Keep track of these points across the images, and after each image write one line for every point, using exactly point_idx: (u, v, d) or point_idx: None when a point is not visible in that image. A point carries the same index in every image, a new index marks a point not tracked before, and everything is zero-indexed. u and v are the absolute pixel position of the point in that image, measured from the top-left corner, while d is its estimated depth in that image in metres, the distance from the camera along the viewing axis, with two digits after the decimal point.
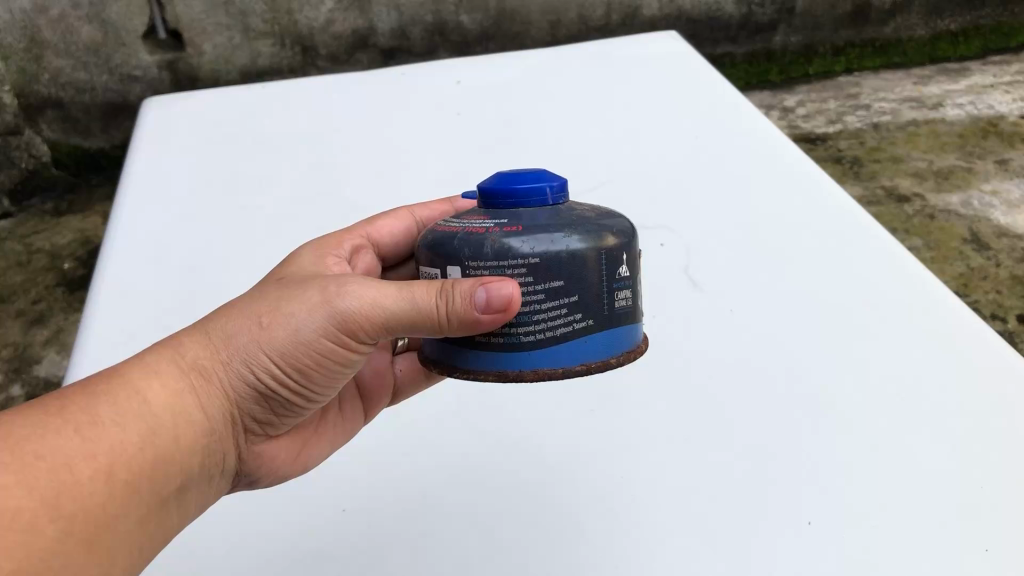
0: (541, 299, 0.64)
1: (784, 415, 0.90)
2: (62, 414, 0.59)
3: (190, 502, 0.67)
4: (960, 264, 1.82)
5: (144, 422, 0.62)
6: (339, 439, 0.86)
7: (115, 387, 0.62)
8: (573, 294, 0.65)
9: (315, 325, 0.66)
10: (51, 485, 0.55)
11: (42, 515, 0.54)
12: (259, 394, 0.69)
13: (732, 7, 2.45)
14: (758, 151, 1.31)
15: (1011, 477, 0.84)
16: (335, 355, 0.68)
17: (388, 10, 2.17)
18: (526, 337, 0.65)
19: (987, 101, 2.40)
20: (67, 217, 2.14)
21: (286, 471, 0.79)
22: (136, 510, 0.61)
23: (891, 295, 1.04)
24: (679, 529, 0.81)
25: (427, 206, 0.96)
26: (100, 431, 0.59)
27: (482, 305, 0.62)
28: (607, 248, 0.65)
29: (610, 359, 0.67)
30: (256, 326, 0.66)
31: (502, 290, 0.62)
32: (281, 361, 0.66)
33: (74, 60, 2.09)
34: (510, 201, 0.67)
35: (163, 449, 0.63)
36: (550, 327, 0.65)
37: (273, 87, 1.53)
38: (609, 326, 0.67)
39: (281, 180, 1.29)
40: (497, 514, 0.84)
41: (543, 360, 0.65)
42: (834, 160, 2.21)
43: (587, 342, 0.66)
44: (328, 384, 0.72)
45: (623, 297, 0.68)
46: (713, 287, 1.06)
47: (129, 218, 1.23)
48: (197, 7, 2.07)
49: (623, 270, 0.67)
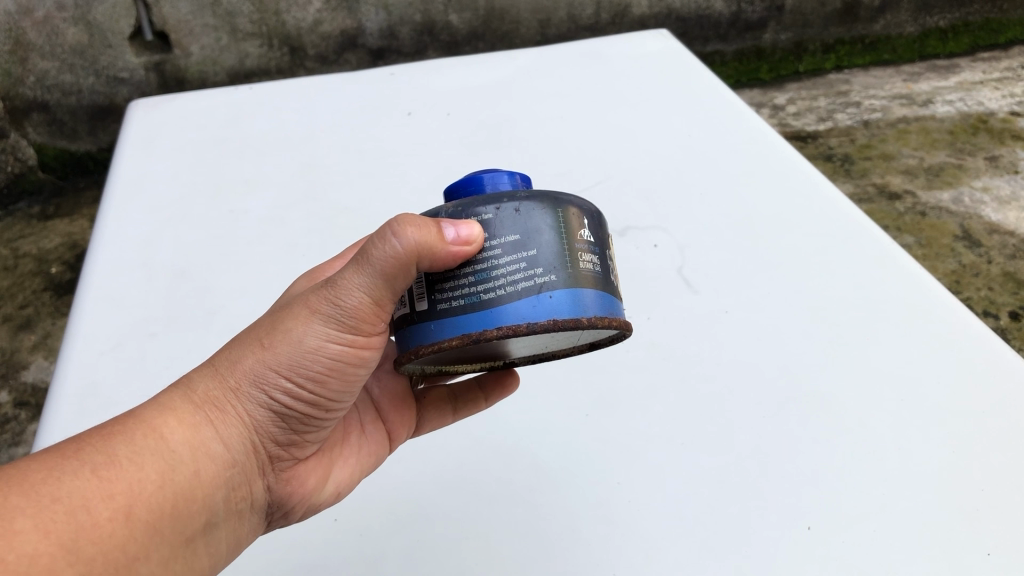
0: (497, 253, 0.62)
1: (781, 418, 0.89)
2: (78, 454, 0.58)
3: (216, 541, 0.65)
4: (951, 261, 1.82)
5: (163, 458, 0.60)
6: (368, 462, 0.82)
7: (131, 427, 0.61)
8: (532, 249, 0.62)
9: (316, 332, 0.64)
10: (69, 529, 0.54)
11: (60, 559, 0.52)
12: (277, 416, 0.67)
13: (721, 5, 2.43)
14: (751, 148, 1.30)
15: (1013, 476, 0.83)
16: (345, 358, 0.66)
17: (376, 10, 2.15)
18: (486, 294, 0.61)
19: (977, 98, 2.40)
20: (54, 221, 2.13)
21: (318, 498, 0.76)
22: (157, 552, 0.59)
23: (888, 294, 1.03)
24: (678, 534, 0.80)
25: None
26: (118, 470, 0.58)
27: (453, 240, 0.60)
28: (563, 208, 0.65)
29: (581, 318, 0.62)
30: (258, 347, 0.65)
31: (466, 229, 0.61)
32: (293, 376, 0.65)
33: (59, 63, 2.05)
34: (467, 188, 0.68)
35: (183, 486, 0.61)
36: (510, 281, 0.61)
37: (261, 88, 1.51)
38: (577, 285, 0.63)
39: (270, 183, 1.27)
40: (493, 521, 0.82)
41: (505, 315, 0.61)
42: (825, 158, 2.20)
43: (552, 298, 0.61)
44: (344, 390, 0.69)
45: (590, 261, 0.64)
46: (707, 286, 1.05)
47: (115, 223, 1.21)
48: (184, 8, 2.03)
49: (585, 235, 0.65)
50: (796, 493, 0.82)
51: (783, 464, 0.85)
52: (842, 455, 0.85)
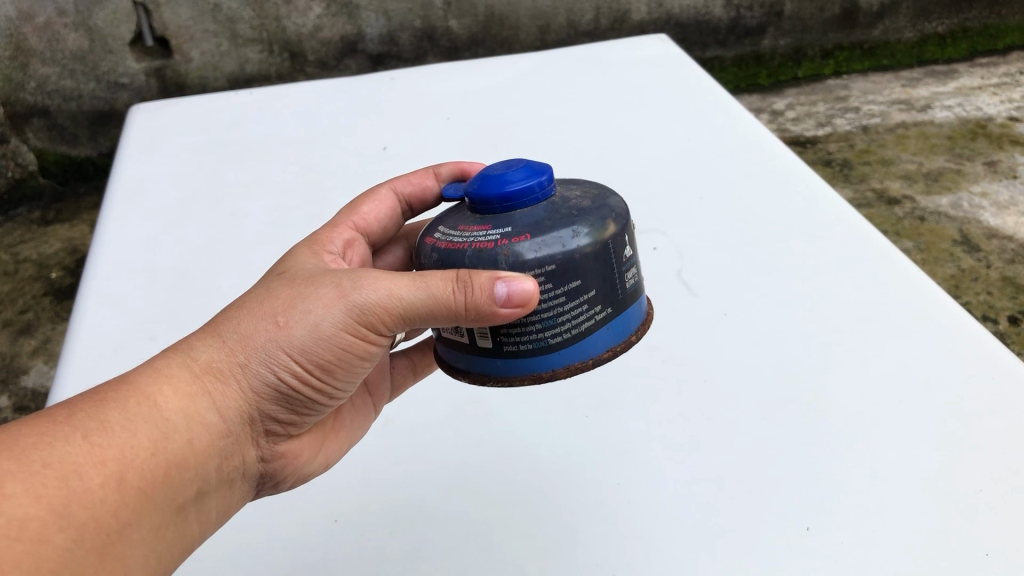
0: (563, 301, 0.64)
1: (780, 420, 0.89)
2: (70, 421, 0.59)
3: (207, 508, 0.67)
4: (950, 265, 1.82)
5: (157, 427, 0.62)
6: (354, 435, 0.86)
7: (125, 393, 0.62)
8: (592, 290, 0.65)
9: (335, 319, 0.66)
10: (60, 494, 0.55)
11: (51, 524, 0.54)
12: (279, 394, 0.68)
13: (720, 11, 2.44)
14: (751, 152, 1.31)
15: (1012, 477, 0.84)
16: (355, 349, 0.68)
17: (377, 16, 2.16)
18: (554, 339, 0.66)
19: (975, 103, 2.41)
20: (55, 226, 2.13)
21: (310, 468, 0.79)
22: (148, 519, 0.61)
23: (886, 296, 1.04)
24: (676, 535, 0.80)
25: (407, 180, 0.94)
26: (110, 437, 0.59)
27: (501, 299, 0.61)
28: (616, 235, 0.66)
29: (630, 337, 0.70)
30: (272, 325, 0.66)
31: (522, 286, 0.61)
32: (301, 359, 0.66)
33: (60, 68, 2.07)
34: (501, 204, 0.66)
35: (177, 455, 0.62)
36: (574, 325, 0.65)
37: (262, 92, 1.51)
38: (625, 308, 0.69)
39: (270, 186, 1.28)
40: (492, 522, 0.82)
41: (572, 357, 0.66)
42: (824, 163, 2.21)
43: (610, 328, 0.68)
44: (348, 380, 0.72)
45: (632, 274, 0.69)
46: (706, 289, 1.06)
47: (116, 227, 1.22)
48: (184, 13, 2.04)
49: (628, 251, 0.68)
50: (794, 493, 0.83)
51: (780, 464, 0.85)
52: (840, 455, 0.86)
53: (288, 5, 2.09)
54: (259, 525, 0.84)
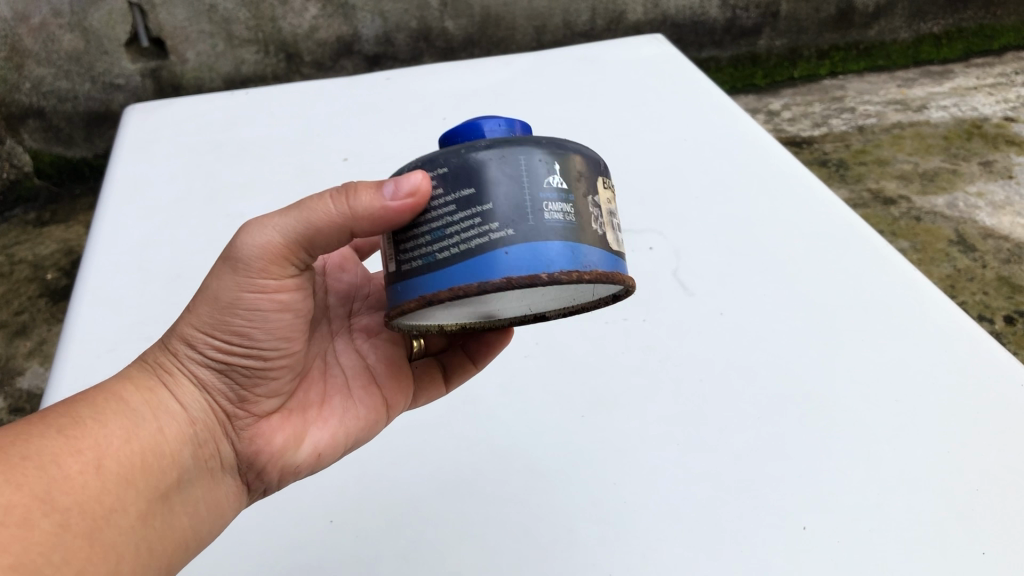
0: (451, 211, 0.62)
1: (775, 419, 0.89)
2: (45, 420, 0.63)
3: (195, 499, 0.69)
4: (946, 265, 1.83)
5: (125, 417, 0.66)
6: (349, 424, 0.81)
7: (92, 394, 0.67)
8: (486, 203, 0.61)
9: (226, 285, 0.70)
10: (42, 481, 0.57)
11: (35, 510, 0.56)
12: (218, 370, 0.73)
13: (716, 11, 2.44)
14: (747, 152, 1.31)
15: (1008, 476, 0.84)
16: (262, 304, 0.71)
17: (373, 16, 2.16)
18: (443, 254, 0.62)
19: (971, 103, 2.41)
20: (50, 227, 2.12)
21: (291, 455, 0.76)
22: (133, 506, 0.63)
23: (881, 296, 1.04)
24: (672, 536, 0.80)
25: None
26: (82, 429, 0.63)
27: (388, 194, 0.63)
28: (528, 156, 0.63)
29: (541, 274, 0.60)
30: (188, 313, 0.72)
31: (409, 179, 0.63)
32: (216, 325, 0.71)
33: (55, 69, 2.06)
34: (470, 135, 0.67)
35: (149, 443, 0.66)
36: (463, 239, 0.61)
37: (257, 93, 1.51)
38: (538, 241, 0.61)
39: (265, 187, 1.27)
40: (488, 523, 0.82)
41: (458, 277, 0.60)
42: (820, 163, 2.21)
43: (509, 255, 0.60)
44: (275, 338, 0.73)
45: (554, 210, 0.62)
46: (702, 289, 1.06)
47: (110, 228, 1.21)
48: (180, 14, 2.04)
49: (552, 181, 0.63)
50: (791, 493, 0.82)
51: (778, 464, 0.85)
52: (837, 455, 0.86)
53: (284, 6, 2.08)
54: (256, 526, 0.83)
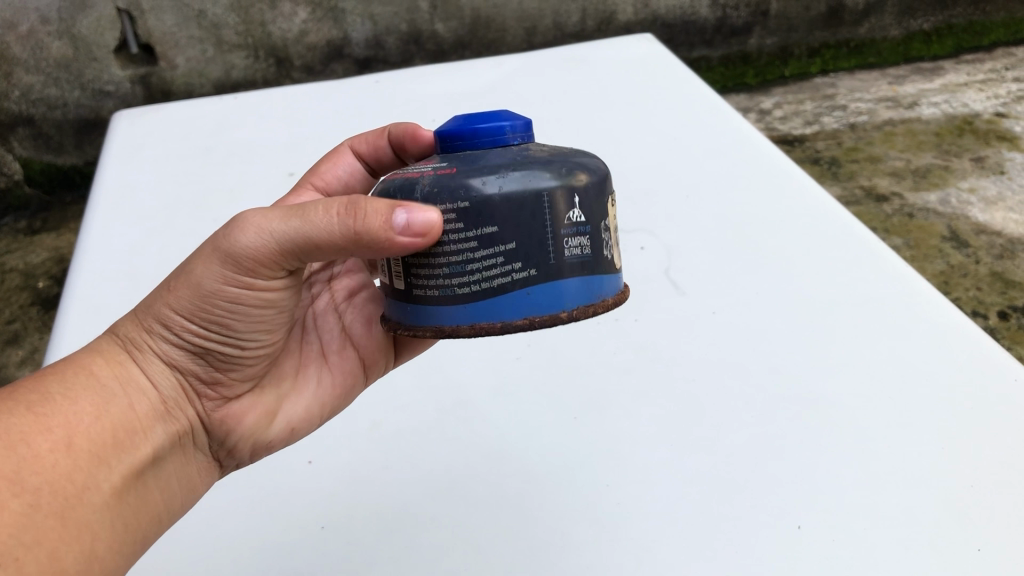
0: (474, 247, 0.61)
1: (768, 418, 0.89)
2: (13, 394, 0.60)
3: (167, 476, 0.68)
4: (939, 262, 1.82)
5: (95, 393, 0.64)
6: (325, 393, 0.81)
7: (62, 367, 0.65)
8: (510, 243, 0.61)
9: (212, 274, 0.65)
10: (10, 460, 0.56)
11: (4, 490, 0.55)
12: (190, 353, 0.69)
13: (707, 11, 2.45)
14: (737, 150, 1.30)
15: (1001, 472, 0.84)
16: (246, 297, 0.67)
17: (362, 20, 2.15)
18: (461, 289, 0.62)
19: (962, 100, 2.41)
20: (41, 235, 2.11)
21: (265, 433, 0.76)
22: (108, 484, 0.61)
23: (874, 293, 1.03)
24: (666, 537, 0.79)
25: (364, 136, 0.95)
26: (51, 405, 0.61)
27: (401, 226, 0.59)
28: (551, 189, 0.61)
29: (560, 313, 0.62)
30: (165, 291, 0.67)
31: (424, 214, 0.60)
32: (192, 314, 0.67)
33: (44, 77, 2.06)
34: (488, 139, 0.65)
35: (120, 418, 0.65)
36: (483, 278, 0.61)
37: (246, 97, 1.50)
38: (559, 278, 0.62)
39: (254, 191, 1.27)
40: (481, 526, 0.81)
41: (478, 315, 0.62)
42: (812, 161, 2.21)
43: (530, 295, 0.62)
44: (254, 329, 0.70)
45: (574, 244, 0.63)
46: (694, 288, 1.05)
47: (98, 234, 1.20)
48: (169, 20, 2.03)
49: (574, 214, 0.62)
50: (785, 492, 0.82)
51: (771, 463, 0.84)
52: (831, 454, 0.85)
53: (273, 10, 2.08)
54: (245, 532, 0.82)
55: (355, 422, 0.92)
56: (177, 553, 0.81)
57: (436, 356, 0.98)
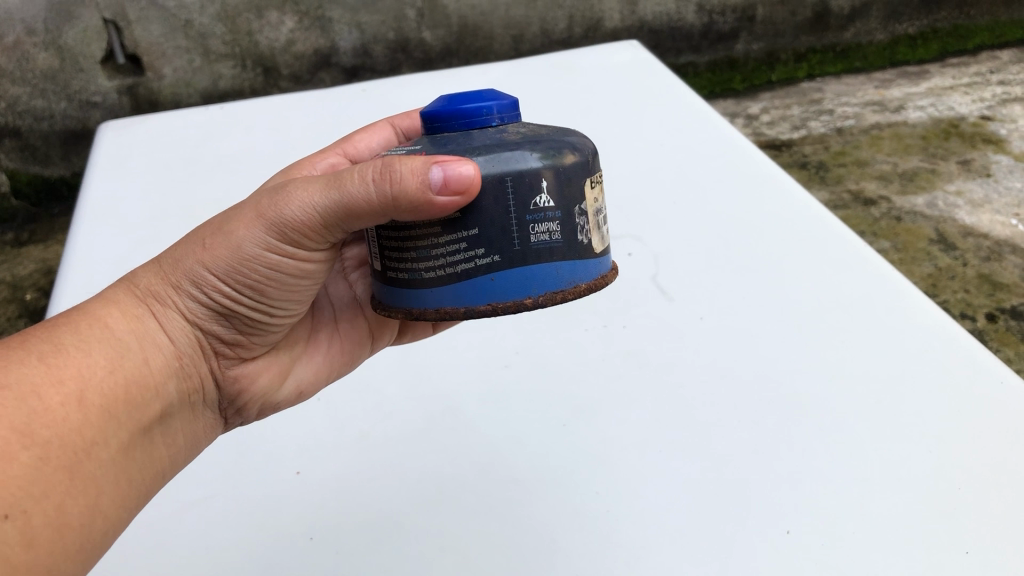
0: (438, 232, 0.62)
1: (757, 423, 0.89)
2: (23, 345, 0.58)
3: (171, 430, 0.68)
4: (927, 264, 1.83)
5: (111, 346, 0.62)
6: (334, 361, 0.84)
7: (75, 318, 0.62)
8: (473, 229, 0.61)
9: (255, 239, 0.65)
10: (22, 412, 0.54)
11: (15, 443, 0.53)
12: (217, 313, 0.68)
13: (693, 17, 2.45)
14: (724, 155, 1.31)
15: (990, 475, 0.84)
16: (286, 267, 0.67)
17: (349, 28, 2.15)
18: (428, 274, 0.63)
19: (948, 103, 2.42)
20: (28, 247, 2.10)
21: (274, 395, 0.78)
22: (116, 438, 0.60)
23: (861, 297, 1.04)
24: (656, 544, 0.79)
25: (407, 116, 0.94)
26: (65, 357, 0.59)
27: (434, 183, 0.58)
28: (514, 174, 0.61)
29: (525, 300, 0.62)
30: (199, 247, 0.66)
31: (460, 170, 0.58)
32: (230, 277, 0.66)
33: (31, 87, 2.05)
34: (462, 121, 0.65)
35: (133, 373, 0.63)
36: (448, 263, 0.62)
37: (232, 107, 1.50)
38: (524, 264, 0.62)
39: (240, 201, 1.26)
40: (471, 534, 0.81)
41: (445, 300, 0.63)
42: (800, 165, 2.22)
43: (494, 281, 0.62)
44: (285, 296, 0.70)
45: (541, 230, 0.62)
46: (681, 293, 1.05)
47: (84, 245, 1.20)
48: (156, 30, 2.03)
49: (540, 199, 0.61)
50: (776, 497, 0.82)
51: (761, 469, 0.84)
52: (821, 459, 0.85)
53: (260, 20, 2.08)
54: (233, 541, 0.81)
55: (343, 432, 0.91)
56: (160, 563, 0.80)
57: (424, 364, 0.98)
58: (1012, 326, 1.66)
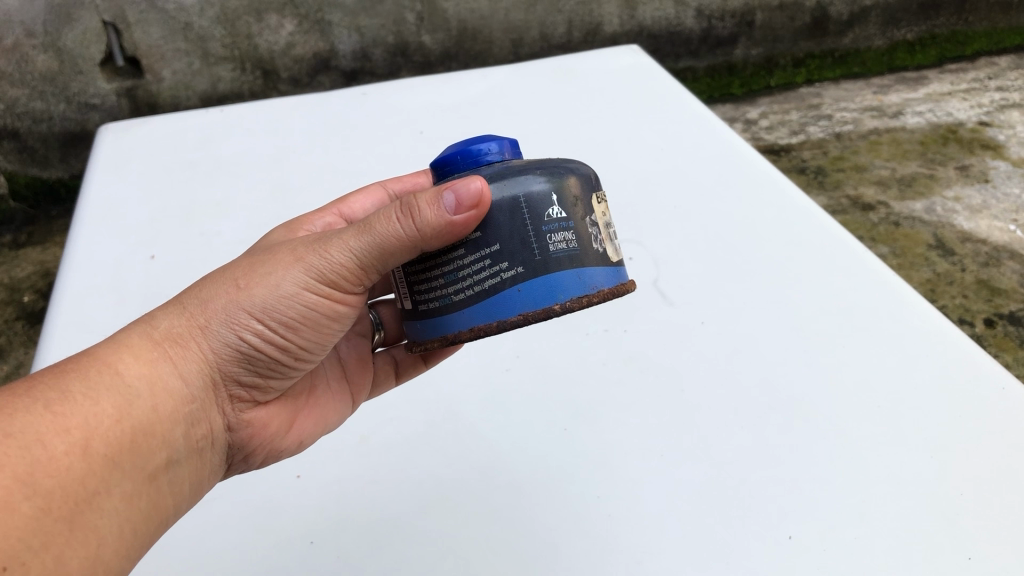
0: (462, 254, 0.65)
1: (759, 429, 0.89)
2: (31, 392, 0.58)
3: (179, 478, 0.66)
4: (926, 270, 1.83)
5: (120, 394, 0.61)
6: (329, 414, 0.86)
7: (85, 363, 0.61)
8: (495, 245, 0.64)
9: (294, 279, 0.67)
10: (25, 462, 0.54)
11: (17, 492, 0.52)
12: (243, 356, 0.69)
13: (692, 21, 2.45)
14: (723, 160, 1.31)
15: (992, 481, 0.84)
16: (315, 310, 0.69)
17: (349, 32, 2.15)
18: (457, 296, 0.65)
19: (946, 109, 2.43)
20: (26, 249, 2.10)
21: (279, 443, 0.79)
22: (120, 487, 0.60)
23: (863, 301, 1.04)
24: (658, 550, 0.79)
25: (400, 179, 0.95)
26: (71, 405, 0.58)
27: (452, 207, 0.61)
28: (527, 193, 0.64)
29: (553, 306, 0.64)
30: (232, 288, 0.67)
31: (470, 187, 0.62)
32: (262, 318, 0.67)
33: (29, 90, 2.04)
34: (470, 161, 0.69)
35: (141, 421, 0.62)
36: (476, 281, 0.64)
37: (232, 110, 1.50)
38: (547, 273, 0.64)
39: (240, 205, 1.26)
40: (472, 539, 0.81)
41: (476, 318, 0.64)
42: (799, 170, 2.22)
43: (521, 292, 0.63)
44: (310, 341, 0.72)
45: (558, 239, 0.64)
46: (681, 298, 1.05)
47: (83, 248, 1.19)
48: (155, 33, 2.02)
49: (552, 211, 0.64)
50: (777, 503, 0.82)
51: (762, 474, 0.84)
52: (821, 465, 0.85)
53: (260, 23, 2.07)
54: (233, 549, 0.81)
55: (344, 436, 0.91)
56: (156, 564, 0.80)
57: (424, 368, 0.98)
58: (1010, 331, 1.66)
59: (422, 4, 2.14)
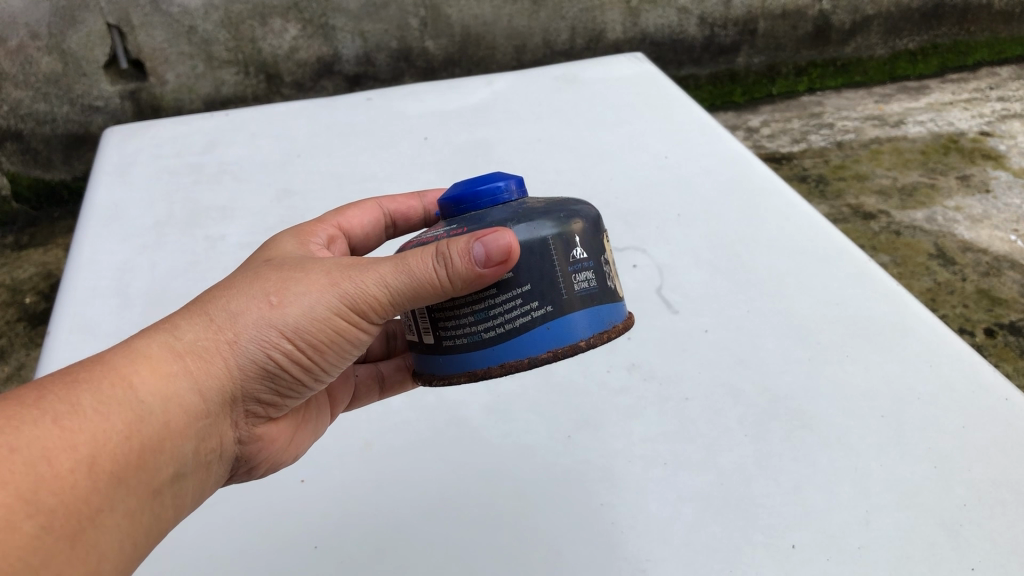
0: (494, 294, 0.66)
1: (763, 436, 0.89)
2: (40, 404, 0.57)
3: (184, 492, 0.67)
4: (926, 279, 1.83)
5: (131, 409, 0.61)
6: (318, 428, 0.85)
7: (98, 374, 0.61)
8: (526, 284, 0.66)
9: (324, 303, 0.67)
10: (29, 480, 0.54)
11: (20, 511, 0.53)
12: (265, 375, 0.69)
13: (695, 29, 2.46)
14: (728, 169, 1.31)
15: (994, 491, 0.84)
16: (341, 336, 0.69)
17: (352, 37, 2.15)
18: (487, 334, 0.67)
19: (947, 118, 2.43)
20: (29, 250, 2.10)
21: (282, 457, 0.79)
22: (122, 503, 0.60)
23: (866, 313, 1.04)
24: (661, 556, 0.79)
25: (393, 198, 0.96)
26: (81, 420, 0.58)
27: (481, 259, 0.62)
28: (553, 235, 0.66)
29: (578, 342, 0.67)
30: (262, 306, 0.67)
31: (499, 241, 0.63)
32: (290, 339, 0.67)
33: (33, 91, 2.04)
34: (486, 200, 0.70)
35: (152, 438, 0.62)
36: (507, 319, 0.66)
37: (237, 114, 1.50)
38: (572, 311, 0.67)
39: (245, 209, 1.27)
40: (474, 545, 0.81)
41: (507, 354, 0.66)
42: (800, 179, 2.22)
43: (550, 329, 0.66)
44: (332, 366, 0.72)
45: (582, 279, 0.68)
46: (686, 306, 1.06)
47: (87, 251, 1.20)
48: (159, 36, 2.03)
49: (576, 252, 0.68)
50: (779, 510, 0.82)
51: (767, 482, 0.85)
52: (824, 473, 0.85)
53: (264, 27, 2.08)
54: (235, 553, 0.81)
55: (347, 440, 0.92)
56: (160, 569, 0.80)
57: None
58: (1011, 342, 1.66)
59: (426, 9, 2.14)
